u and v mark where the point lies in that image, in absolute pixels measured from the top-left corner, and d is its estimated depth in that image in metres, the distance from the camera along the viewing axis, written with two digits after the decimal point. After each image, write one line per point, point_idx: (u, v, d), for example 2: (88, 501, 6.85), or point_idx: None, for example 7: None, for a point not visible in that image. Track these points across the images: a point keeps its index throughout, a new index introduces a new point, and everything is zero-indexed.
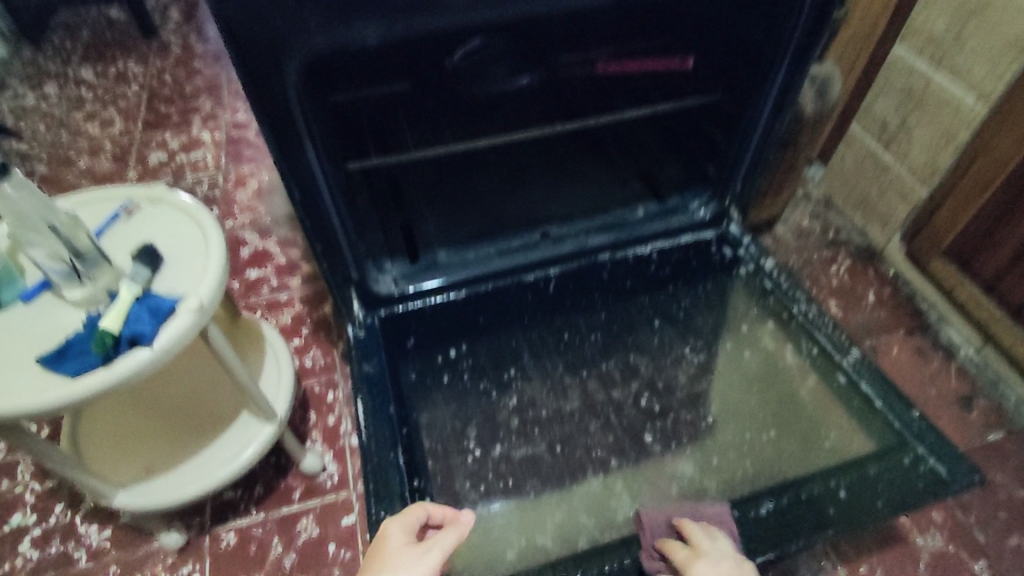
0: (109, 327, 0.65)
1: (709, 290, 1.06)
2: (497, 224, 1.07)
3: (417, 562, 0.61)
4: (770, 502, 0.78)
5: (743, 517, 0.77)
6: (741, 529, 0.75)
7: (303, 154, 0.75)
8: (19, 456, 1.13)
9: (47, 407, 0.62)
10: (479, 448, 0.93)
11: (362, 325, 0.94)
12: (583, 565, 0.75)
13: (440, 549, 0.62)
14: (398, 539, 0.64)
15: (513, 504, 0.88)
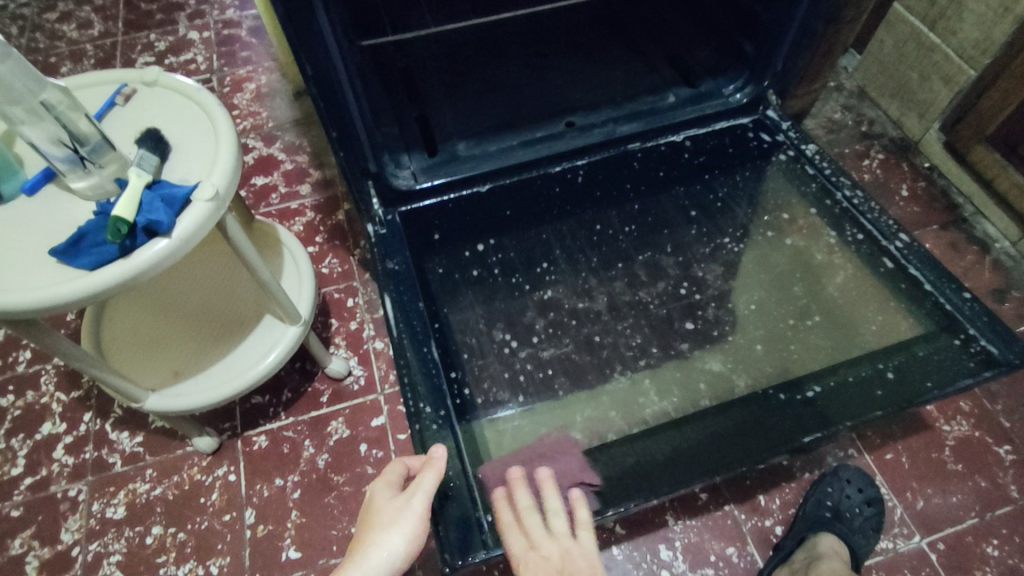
0: (121, 214, 0.59)
1: (746, 177, 0.99)
2: (518, 113, 0.99)
3: (408, 513, 0.61)
4: (818, 386, 0.78)
5: (790, 399, 0.78)
6: (789, 409, 0.76)
7: (314, 26, 0.67)
8: (41, 368, 1.12)
9: (70, 300, 0.59)
10: (517, 341, 0.88)
11: (383, 222, 0.89)
12: (637, 445, 0.77)
13: (424, 495, 0.62)
14: (384, 496, 0.64)
15: (546, 402, 0.84)
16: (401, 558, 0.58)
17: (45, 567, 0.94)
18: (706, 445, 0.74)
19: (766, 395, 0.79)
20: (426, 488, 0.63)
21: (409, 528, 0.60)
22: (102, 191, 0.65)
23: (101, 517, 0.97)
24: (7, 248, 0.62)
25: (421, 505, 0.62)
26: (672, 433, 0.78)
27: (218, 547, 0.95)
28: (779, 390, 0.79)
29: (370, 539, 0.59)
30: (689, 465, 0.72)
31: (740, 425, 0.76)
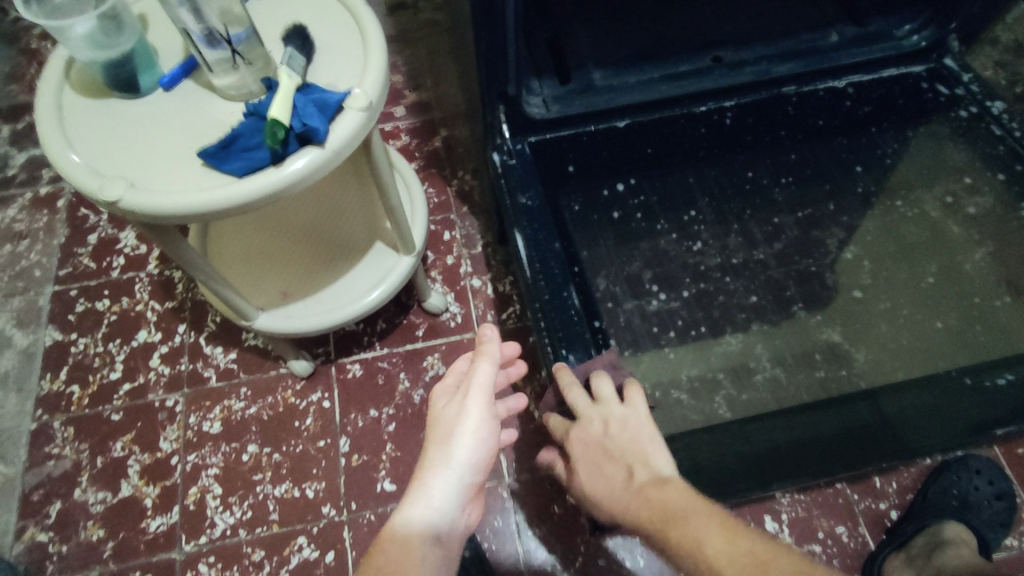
0: (277, 116, 0.54)
1: (920, 134, 0.91)
2: (660, 42, 0.86)
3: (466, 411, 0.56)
4: (1009, 374, 0.73)
5: (976, 385, 0.73)
6: (976, 398, 0.72)
7: None
8: (136, 276, 1.10)
9: (218, 208, 0.54)
10: (664, 292, 0.83)
11: (513, 152, 0.83)
12: (801, 416, 0.74)
13: (480, 396, 0.56)
14: (439, 404, 0.58)
15: (688, 350, 0.81)
16: (472, 459, 0.54)
17: (145, 472, 0.94)
18: (886, 423, 0.71)
19: (949, 376, 0.74)
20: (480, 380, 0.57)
21: (474, 429, 0.55)
22: (246, 92, 0.60)
23: (198, 430, 0.97)
24: (149, 147, 0.57)
25: (479, 398, 0.57)
26: (840, 408, 0.74)
27: (314, 471, 0.94)
28: (965, 373, 0.74)
29: (434, 446, 0.55)
30: (867, 446, 0.69)
31: (823, 436, 0.71)
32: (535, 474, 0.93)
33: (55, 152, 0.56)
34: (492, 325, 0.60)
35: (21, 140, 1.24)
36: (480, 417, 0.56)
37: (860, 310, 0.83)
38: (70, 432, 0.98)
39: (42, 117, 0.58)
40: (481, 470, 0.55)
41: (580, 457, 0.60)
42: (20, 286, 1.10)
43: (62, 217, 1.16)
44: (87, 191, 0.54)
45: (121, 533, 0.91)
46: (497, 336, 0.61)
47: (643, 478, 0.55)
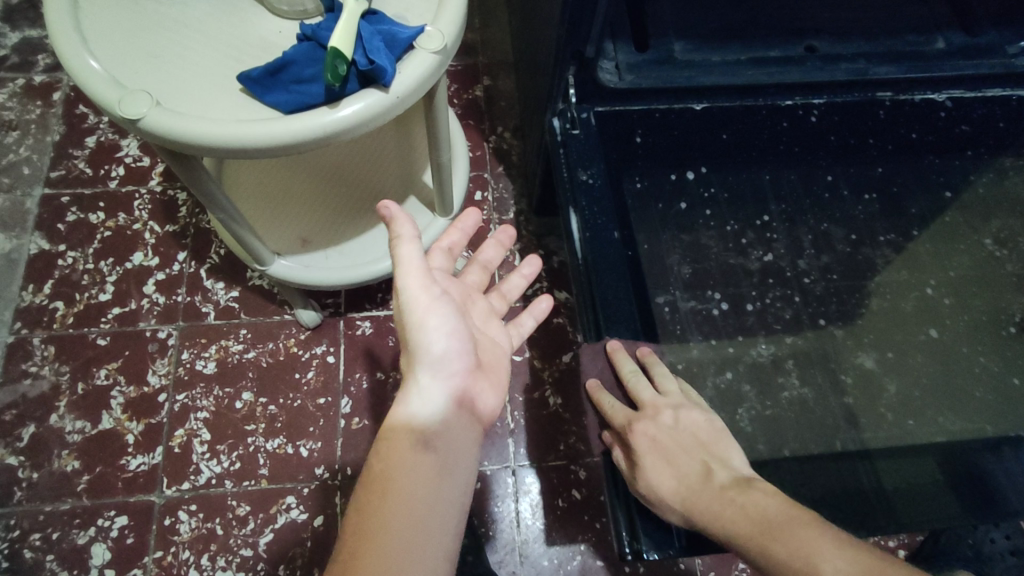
0: (340, 47, 0.45)
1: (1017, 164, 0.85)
2: (753, 18, 0.75)
3: (412, 300, 0.50)
4: None
5: None
6: None
7: None
8: (135, 191, 1.01)
9: (258, 144, 0.46)
10: (727, 302, 0.77)
11: (577, 120, 0.75)
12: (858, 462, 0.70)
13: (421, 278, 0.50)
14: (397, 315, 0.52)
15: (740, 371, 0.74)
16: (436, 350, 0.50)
17: (129, 406, 0.88)
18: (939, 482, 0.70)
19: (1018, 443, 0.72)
20: (409, 260, 0.49)
21: (428, 316, 0.50)
22: (299, 9, 0.51)
23: (191, 368, 0.91)
24: (180, 58, 0.49)
25: (417, 279, 0.50)
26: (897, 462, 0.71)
27: (311, 429, 0.88)
28: None
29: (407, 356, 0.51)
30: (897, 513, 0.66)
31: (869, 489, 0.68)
32: (541, 463, 0.89)
33: (68, 51, 0.47)
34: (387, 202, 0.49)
35: (16, 18, 1.11)
36: (428, 303, 0.51)
37: (923, 348, 0.77)
38: (51, 351, 0.91)
39: (49, 1, 0.48)
40: (456, 354, 0.51)
41: (644, 445, 0.62)
42: (6, 183, 1.00)
43: (57, 112, 1.05)
44: (102, 100, 0.45)
45: (99, 467, 0.85)
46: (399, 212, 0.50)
47: (723, 476, 0.57)
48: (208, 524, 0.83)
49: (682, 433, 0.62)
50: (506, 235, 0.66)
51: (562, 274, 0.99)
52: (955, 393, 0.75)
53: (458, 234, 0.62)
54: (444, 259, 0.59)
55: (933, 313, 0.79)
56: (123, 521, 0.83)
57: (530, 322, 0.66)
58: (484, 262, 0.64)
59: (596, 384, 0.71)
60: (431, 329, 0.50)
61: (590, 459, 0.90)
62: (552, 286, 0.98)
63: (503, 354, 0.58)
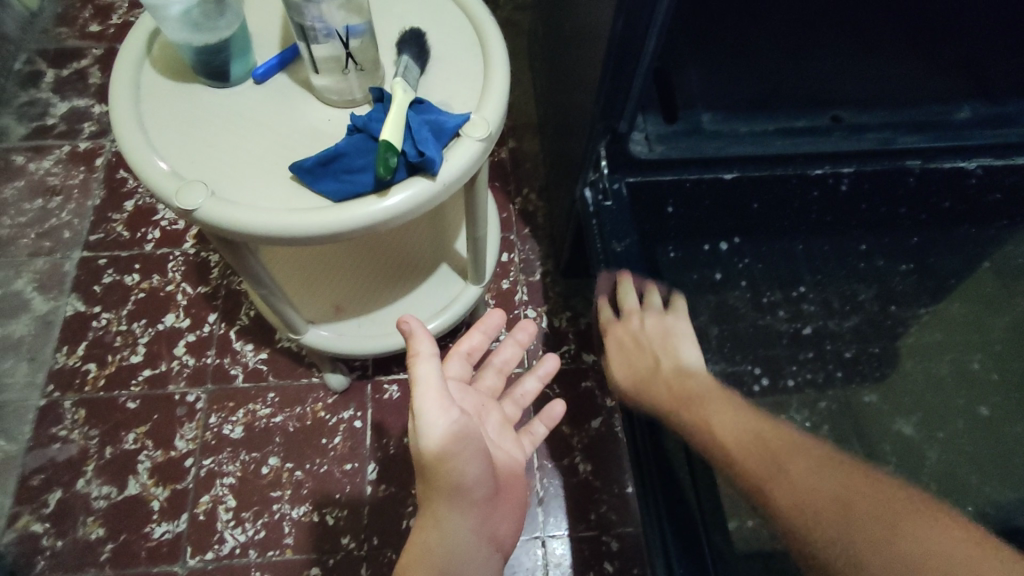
0: (391, 139, 0.46)
1: None
2: (777, 90, 0.76)
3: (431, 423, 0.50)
4: None
5: None
6: None
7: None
8: (170, 254, 1.03)
9: (308, 234, 0.47)
10: (767, 377, 0.75)
11: (609, 191, 0.76)
12: None
13: (440, 406, 0.50)
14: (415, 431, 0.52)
15: None
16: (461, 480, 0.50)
17: (156, 471, 0.88)
18: None
19: None
20: (426, 380, 0.50)
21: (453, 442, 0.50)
22: (348, 98, 0.53)
23: (218, 432, 0.90)
24: (233, 148, 0.50)
25: (435, 400, 0.50)
26: None
27: (337, 497, 0.87)
28: None
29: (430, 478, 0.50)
30: None
31: None
32: (572, 533, 0.87)
33: (130, 145, 0.49)
34: (407, 322, 0.51)
35: (64, 89, 1.17)
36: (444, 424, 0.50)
37: (971, 424, 0.75)
38: (80, 414, 0.91)
39: (116, 100, 0.51)
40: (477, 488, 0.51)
41: (612, 347, 0.73)
42: (46, 246, 1.03)
43: (99, 177, 1.09)
44: (163, 193, 0.47)
45: (123, 535, 0.84)
46: (421, 332, 0.51)
47: (667, 368, 0.69)
48: None
49: (645, 340, 0.72)
50: (525, 333, 0.67)
51: (590, 336, 0.99)
52: (1006, 472, 0.72)
53: (481, 336, 0.63)
54: (461, 365, 0.60)
55: (977, 386, 0.77)
56: None
57: (543, 429, 0.69)
58: (499, 364, 0.66)
59: (604, 299, 0.76)
60: (453, 457, 0.50)
61: (622, 529, 0.87)
62: (579, 348, 0.98)
63: (516, 470, 0.59)
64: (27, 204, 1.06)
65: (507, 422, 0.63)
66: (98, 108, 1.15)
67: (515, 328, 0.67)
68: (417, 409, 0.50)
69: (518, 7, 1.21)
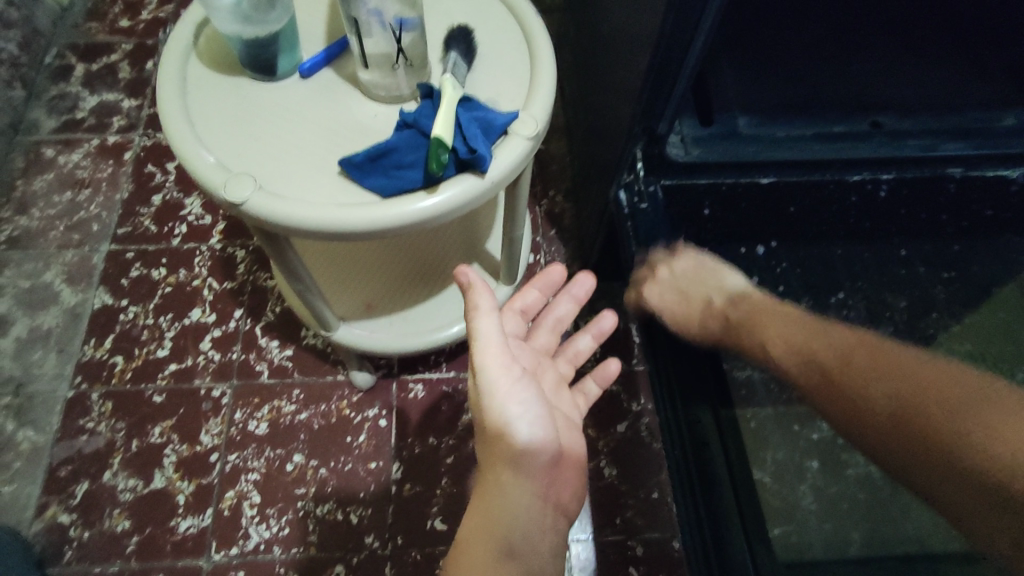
0: (442, 135, 0.46)
1: None
2: (817, 94, 0.76)
3: (492, 383, 0.49)
4: None
5: None
6: None
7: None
8: (196, 248, 1.03)
9: (357, 229, 0.47)
10: None
11: (644, 194, 0.76)
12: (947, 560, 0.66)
13: (498, 363, 0.49)
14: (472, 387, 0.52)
15: None
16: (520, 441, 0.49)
17: (182, 465, 0.88)
18: None
19: None
20: (487, 336, 0.49)
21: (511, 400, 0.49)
22: (395, 94, 0.53)
23: (243, 428, 0.90)
24: (281, 141, 0.50)
25: (497, 357, 0.49)
26: None
27: (361, 495, 0.87)
28: None
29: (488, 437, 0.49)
30: None
31: None
32: (598, 538, 0.86)
33: (179, 139, 0.49)
34: (467, 273, 0.49)
35: (93, 83, 1.17)
36: (508, 382, 0.50)
37: None
38: (107, 407, 0.91)
39: (165, 94, 0.51)
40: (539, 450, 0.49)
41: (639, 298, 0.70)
42: (75, 238, 1.03)
43: (127, 171, 1.10)
44: (212, 187, 0.47)
45: (148, 529, 0.84)
46: (481, 285, 0.50)
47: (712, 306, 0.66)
48: None
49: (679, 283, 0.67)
50: (582, 288, 0.67)
51: (616, 339, 0.98)
52: None
53: (535, 292, 0.64)
54: (515, 322, 0.61)
55: None
56: None
57: (596, 389, 0.67)
58: (553, 323, 0.64)
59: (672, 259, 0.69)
60: (514, 417, 0.49)
61: (648, 535, 0.86)
62: (605, 351, 0.97)
63: (576, 430, 0.57)
64: (57, 196, 1.07)
65: (563, 382, 0.62)
66: (126, 103, 1.16)
67: (570, 284, 0.67)
68: (480, 365, 0.49)
69: (544, 8, 1.21)
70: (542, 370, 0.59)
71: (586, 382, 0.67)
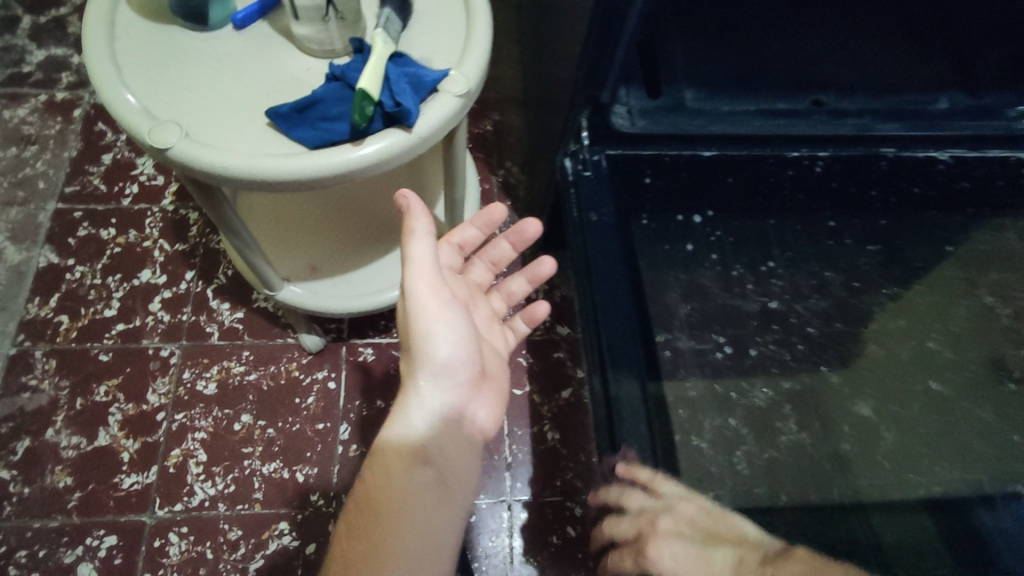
0: (367, 88, 0.47)
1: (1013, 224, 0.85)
2: (762, 71, 0.79)
3: (421, 304, 0.49)
4: None
5: None
6: None
7: None
8: (147, 209, 1.02)
9: (282, 178, 0.47)
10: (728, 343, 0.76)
11: (588, 162, 0.77)
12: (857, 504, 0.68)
13: (429, 287, 0.49)
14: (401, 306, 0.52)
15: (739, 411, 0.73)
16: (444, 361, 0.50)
17: (127, 424, 0.88)
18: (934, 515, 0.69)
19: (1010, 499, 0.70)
20: (420, 260, 0.49)
21: (438, 322, 0.50)
22: (328, 48, 0.53)
23: (191, 388, 0.90)
24: (209, 90, 0.50)
25: (428, 282, 0.49)
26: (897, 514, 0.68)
27: (307, 455, 0.88)
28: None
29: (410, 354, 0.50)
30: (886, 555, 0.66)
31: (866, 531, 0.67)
32: (538, 498, 0.88)
33: (102, 82, 0.49)
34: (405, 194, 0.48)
35: (40, 36, 1.14)
36: (437, 306, 0.50)
37: (920, 398, 0.75)
38: (52, 365, 0.91)
39: (91, 38, 0.51)
40: (460, 370, 0.51)
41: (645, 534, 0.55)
42: (20, 195, 1.01)
43: (76, 129, 1.07)
44: (134, 130, 0.47)
45: (91, 485, 0.84)
46: (419, 210, 0.48)
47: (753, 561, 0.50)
48: (198, 548, 0.82)
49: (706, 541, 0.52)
50: (526, 233, 0.67)
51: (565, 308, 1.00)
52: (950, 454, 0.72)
53: (476, 230, 0.63)
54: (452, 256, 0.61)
55: (930, 361, 0.77)
56: (112, 540, 0.82)
57: (524, 327, 0.70)
58: (489, 259, 0.67)
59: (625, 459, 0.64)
60: (441, 338, 0.50)
61: (586, 496, 0.89)
62: (554, 320, 0.99)
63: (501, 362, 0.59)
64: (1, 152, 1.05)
65: (494, 317, 0.63)
66: (76, 59, 1.13)
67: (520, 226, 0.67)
68: (411, 288, 0.49)
69: None
70: (474, 303, 0.61)
71: (516, 322, 0.70)
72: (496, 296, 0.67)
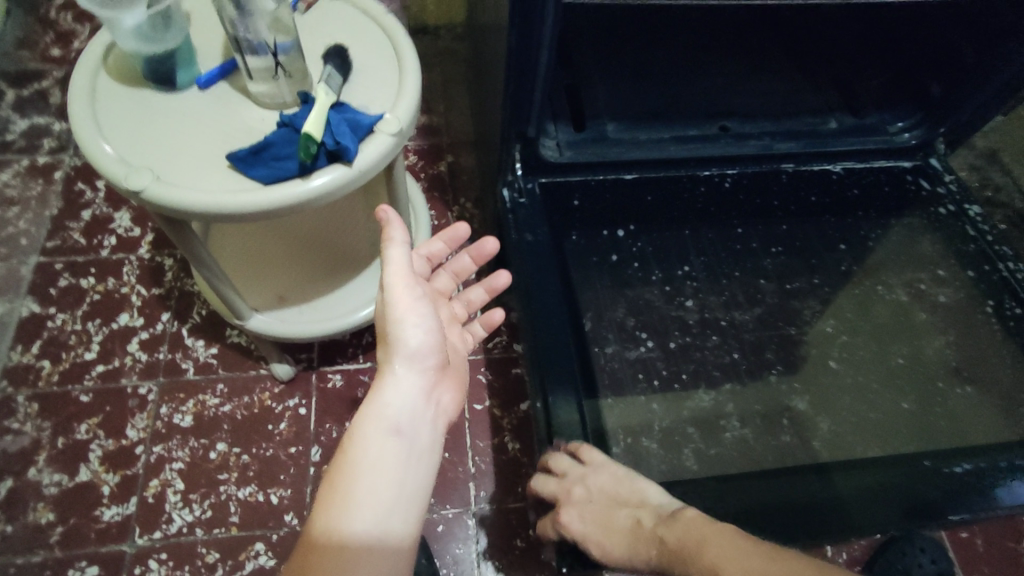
0: (311, 131, 0.56)
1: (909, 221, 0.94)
2: (672, 104, 0.90)
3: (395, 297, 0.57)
4: (967, 464, 0.74)
5: (971, 476, 0.73)
6: (966, 493, 0.71)
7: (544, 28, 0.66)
8: (125, 258, 1.09)
9: (243, 209, 0.56)
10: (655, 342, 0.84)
11: (523, 190, 0.87)
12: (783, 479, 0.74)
13: (404, 283, 0.57)
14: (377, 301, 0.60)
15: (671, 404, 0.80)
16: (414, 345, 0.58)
17: (107, 459, 0.93)
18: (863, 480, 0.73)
19: (924, 464, 0.75)
20: (396, 262, 0.57)
21: (410, 313, 0.58)
22: (280, 101, 0.62)
23: (168, 421, 0.96)
24: (178, 141, 0.59)
25: (402, 278, 0.57)
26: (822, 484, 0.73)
27: (281, 477, 0.93)
28: (952, 460, 0.75)
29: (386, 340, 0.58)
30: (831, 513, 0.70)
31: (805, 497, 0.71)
32: (501, 505, 0.94)
33: (87, 139, 0.57)
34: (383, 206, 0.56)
35: (23, 107, 1.23)
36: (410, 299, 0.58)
37: (833, 381, 0.82)
38: (33, 408, 0.95)
39: (76, 102, 0.59)
40: (428, 355, 0.59)
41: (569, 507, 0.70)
42: (3, 252, 1.08)
43: (57, 189, 1.15)
44: (114, 176, 0.55)
45: (73, 519, 0.88)
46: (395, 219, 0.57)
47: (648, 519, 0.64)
48: (177, 572, 0.86)
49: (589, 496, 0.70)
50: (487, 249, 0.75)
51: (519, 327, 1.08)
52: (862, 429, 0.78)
53: (441, 244, 0.73)
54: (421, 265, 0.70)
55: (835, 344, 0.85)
56: (93, 571, 0.85)
57: (482, 330, 0.78)
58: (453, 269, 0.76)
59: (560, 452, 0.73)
60: (412, 326, 0.58)
61: None
62: (510, 339, 1.07)
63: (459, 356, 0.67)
64: None
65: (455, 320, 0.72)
66: (57, 126, 1.22)
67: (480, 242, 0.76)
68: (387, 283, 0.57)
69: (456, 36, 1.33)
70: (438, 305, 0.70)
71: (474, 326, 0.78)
72: (458, 304, 0.76)
